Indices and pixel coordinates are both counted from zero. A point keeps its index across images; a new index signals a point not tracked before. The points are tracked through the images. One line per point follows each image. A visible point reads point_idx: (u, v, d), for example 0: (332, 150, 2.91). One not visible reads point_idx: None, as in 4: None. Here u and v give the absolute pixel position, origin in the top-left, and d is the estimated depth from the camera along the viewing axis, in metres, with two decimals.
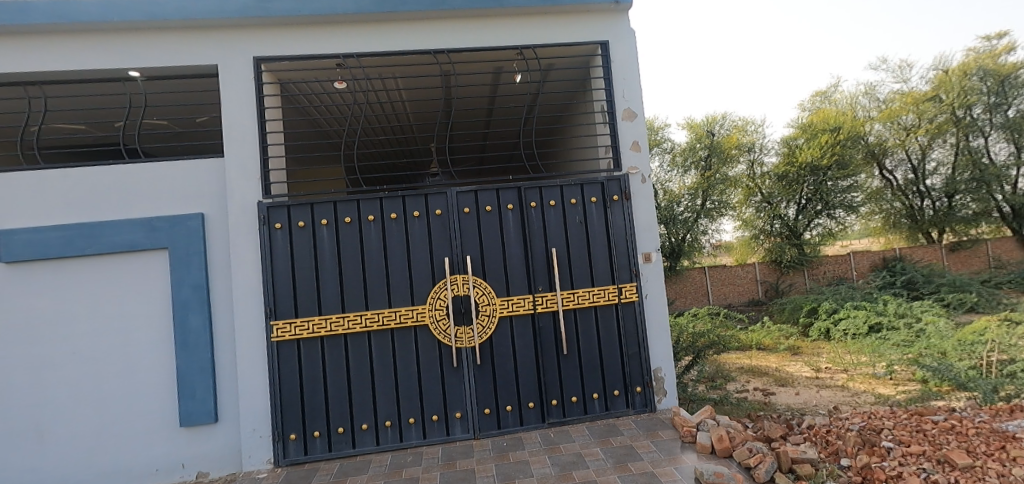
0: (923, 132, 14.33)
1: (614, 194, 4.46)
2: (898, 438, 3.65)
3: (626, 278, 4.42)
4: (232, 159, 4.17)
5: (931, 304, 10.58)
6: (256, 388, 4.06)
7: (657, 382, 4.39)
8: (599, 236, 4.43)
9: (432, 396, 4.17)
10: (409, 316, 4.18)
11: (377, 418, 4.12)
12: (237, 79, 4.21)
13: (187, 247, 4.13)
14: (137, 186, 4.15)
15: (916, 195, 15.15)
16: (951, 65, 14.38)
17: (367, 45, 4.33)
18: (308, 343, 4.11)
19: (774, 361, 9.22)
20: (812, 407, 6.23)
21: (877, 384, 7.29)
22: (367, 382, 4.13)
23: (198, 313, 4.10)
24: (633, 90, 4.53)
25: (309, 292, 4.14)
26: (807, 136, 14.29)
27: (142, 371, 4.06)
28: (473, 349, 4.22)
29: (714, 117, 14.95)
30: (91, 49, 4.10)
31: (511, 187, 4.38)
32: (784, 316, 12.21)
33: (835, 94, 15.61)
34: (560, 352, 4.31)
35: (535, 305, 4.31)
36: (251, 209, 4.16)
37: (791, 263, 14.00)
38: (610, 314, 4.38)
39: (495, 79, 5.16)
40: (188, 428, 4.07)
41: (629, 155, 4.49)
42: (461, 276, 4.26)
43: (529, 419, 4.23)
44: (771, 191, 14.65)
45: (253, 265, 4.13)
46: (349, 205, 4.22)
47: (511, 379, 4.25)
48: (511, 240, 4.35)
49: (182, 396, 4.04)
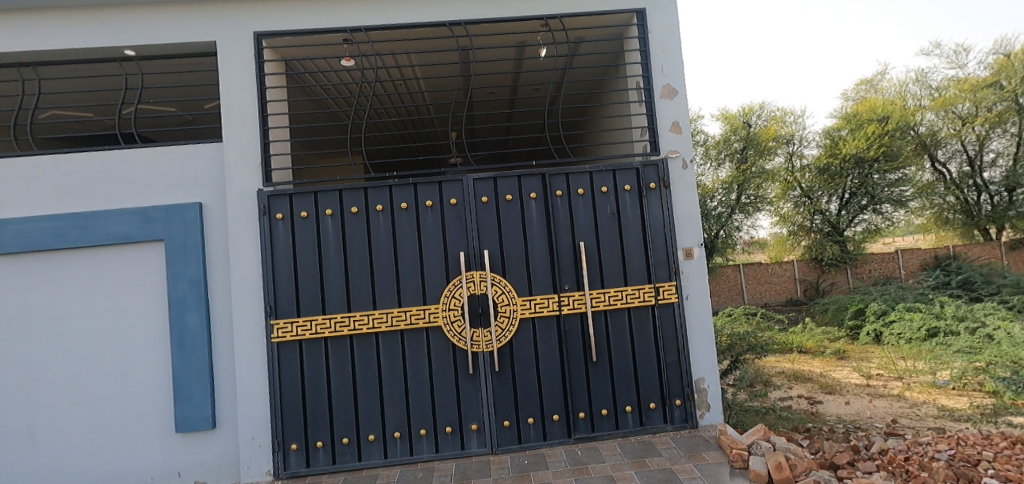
0: (980, 121, 13.17)
1: (651, 181, 3.95)
2: (1004, 475, 3.06)
3: (664, 276, 3.91)
4: (231, 144, 3.83)
5: (996, 306, 9.61)
6: (255, 394, 3.72)
7: (699, 394, 3.88)
8: (634, 229, 3.93)
9: (445, 406, 3.76)
10: (420, 317, 3.77)
11: (385, 429, 3.73)
12: (236, 58, 3.86)
13: (184, 239, 3.81)
14: (132, 173, 3.86)
15: (972, 188, 13.97)
16: (1014, 48, 13.17)
17: (376, 18, 3.93)
18: (311, 345, 3.74)
19: (818, 366, 8.55)
20: (866, 419, 5.66)
21: (938, 395, 6.59)
22: (374, 390, 3.74)
23: (195, 310, 3.78)
24: (673, 64, 4.01)
25: (313, 289, 3.78)
26: (851, 126, 13.43)
27: (136, 371, 3.77)
28: (491, 355, 3.79)
29: (751, 108, 14.25)
30: (84, 26, 3.82)
31: (534, 173, 3.92)
32: (828, 318, 11.39)
33: (881, 82, 14.58)
34: (588, 359, 3.84)
35: (560, 306, 3.84)
36: (251, 198, 3.81)
37: (832, 261, 13.09)
38: (646, 317, 3.89)
39: (518, 53, 4.65)
40: (184, 434, 3.77)
41: (668, 138, 3.98)
42: (479, 272, 3.82)
43: (553, 433, 3.78)
44: (812, 186, 13.81)
45: (252, 259, 3.79)
46: (356, 193, 3.84)
47: (534, 389, 3.80)
48: (534, 232, 3.89)
49: (178, 400, 3.74)
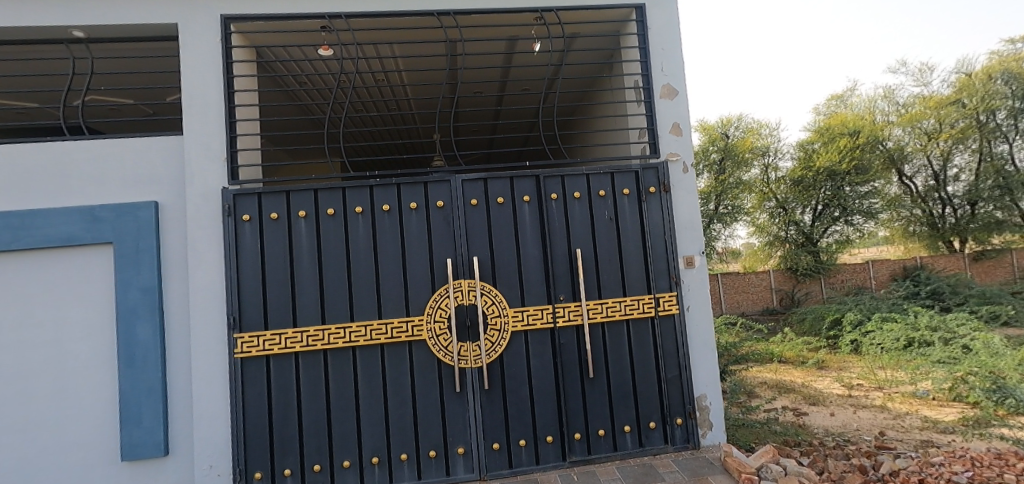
0: (945, 137, 13.50)
1: (651, 185, 3.72)
2: None
3: (664, 286, 3.67)
4: (193, 137, 3.46)
5: (968, 316, 9.72)
6: (215, 416, 3.33)
7: (701, 412, 3.65)
8: (633, 236, 3.69)
9: (430, 427, 3.43)
10: (403, 330, 3.44)
11: (362, 454, 3.37)
12: (200, 43, 3.50)
13: (137, 242, 3.41)
14: (78, 168, 3.45)
15: (937, 202, 14.22)
16: (975, 68, 13.60)
17: (356, 4, 3.63)
18: (279, 361, 3.37)
19: (799, 376, 8.48)
20: (854, 432, 5.53)
21: (920, 406, 6.53)
22: (350, 411, 3.39)
23: (148, 322, 3.37)
24: (673, 63, 3.82)
25: (283, 299, 3.41)
26: (823, 140, 13.69)
27: (77, 391, 3.33)
28: (480, 371, 3.49)
29: (728, 120, 14.84)
30: (26, 2, 3.41)
31: (527, 175, 3.65)
32: (806, 328, 11.37)
33: (851, 98, 14.88)
34: (585, 375, 3.57)
35: (555, 318, 3.56)
36: (215, 197, 3.44)
37: (808, 271, 13.08)
38: (645, 329, 3.64)
39: (510, 48, 4.40)
40: (132, 463, 3.34)
41: (668, 140, 3.78)
42: (467, 281, 3.52)
43: (546, 456, 3.49)
44: (786, 197, 13.93)
45: (215, 265, 3.41)
46: (333, 194, 3.50)
47: (526, 409, 3.50)
48: (527, 237, 3.61)
49: (126, 424, 3.32)
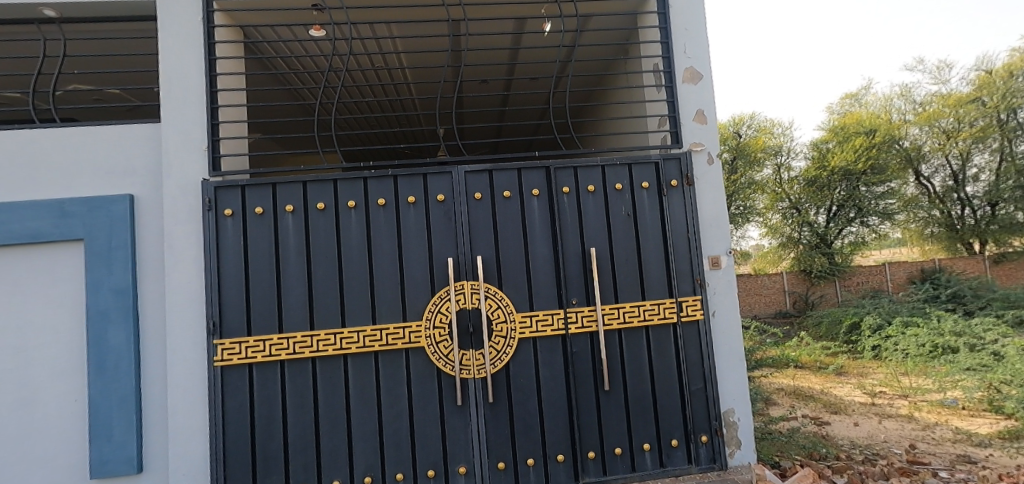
0: (965, 136, 13.01)
1: (673, 179, 3.38)
2: None
3: (687, 289, 3.33)
4: (173, 125, 3.17)
5: (994, 321, 9.24)
6: (192, 430, 3.03)
7: (727, 429, 3.30)
8: (653, 234, 3.35)
9: (428, 444, 3.10)
10: (399, 336, 3.12)
11: (353, 472, 3.06)
12: (181, 22, 3.21)
13: (110, 238, 3.11)
14: (48, 158, 3.17)
15: (956, 203, 13.66)
16: (995, 64, 13.11)
17: None
18: (263, 370, 3.06)
19: (817, 382, 8.07)
20: (882, 444, 5.14)
21: (950, 416, 6.11)
22: (340, 425, 3.07)
23: (121, 326, 3.08)
24: (698, 44, 3.49)
25: (267, 302, 3.10)
26: (838, 139, 13.28)
27: (43, 401, 3.04)
28: (484, 382, 3.16)
29: (741, 118, 14.68)
30: None
31: (536, 167, 3.31)
32: (822, 332, 10.94)
33: (867, 96, 14.44)
34: (600, 387, 3.23)
35: (567, 324, 3.23)
36: (194, 190, 3.14)
37: (821, 273, 12.65)
38: (666, 337, 3.30)
39: (518, 27, 4.08)
40: (102, 480, 3.04)
41: (691, 128, 3.44)
42: (470, 283, 3.20)
43: (556, 477, 3.15)
44: (799, 198, 13.49)
45: (195, 264, 3.11)
46: (323, 187, 3.19)
47: (535, 424, 3.17)
48: (536, 235, 3.28)
49: (95, 437, 3.02)
